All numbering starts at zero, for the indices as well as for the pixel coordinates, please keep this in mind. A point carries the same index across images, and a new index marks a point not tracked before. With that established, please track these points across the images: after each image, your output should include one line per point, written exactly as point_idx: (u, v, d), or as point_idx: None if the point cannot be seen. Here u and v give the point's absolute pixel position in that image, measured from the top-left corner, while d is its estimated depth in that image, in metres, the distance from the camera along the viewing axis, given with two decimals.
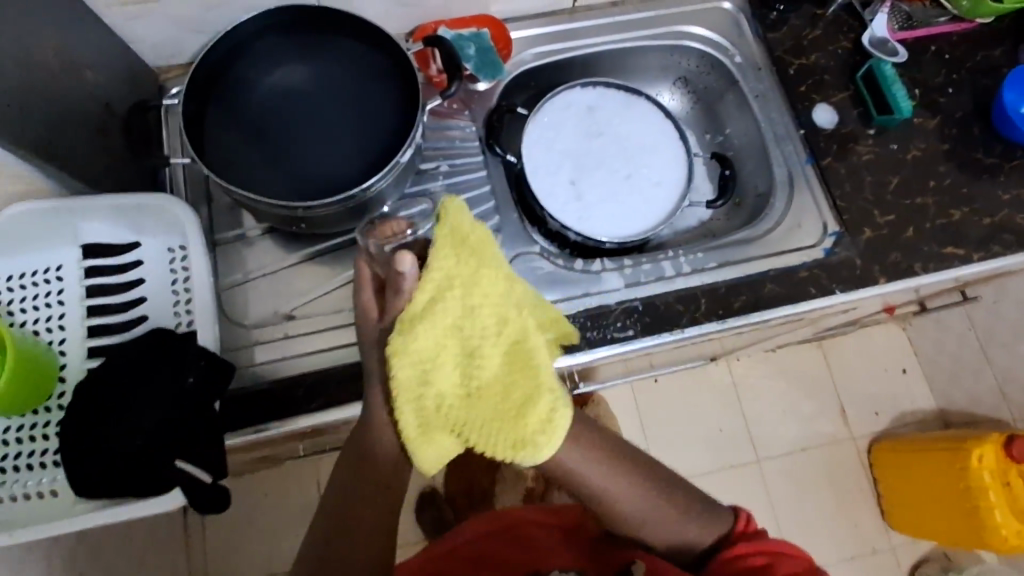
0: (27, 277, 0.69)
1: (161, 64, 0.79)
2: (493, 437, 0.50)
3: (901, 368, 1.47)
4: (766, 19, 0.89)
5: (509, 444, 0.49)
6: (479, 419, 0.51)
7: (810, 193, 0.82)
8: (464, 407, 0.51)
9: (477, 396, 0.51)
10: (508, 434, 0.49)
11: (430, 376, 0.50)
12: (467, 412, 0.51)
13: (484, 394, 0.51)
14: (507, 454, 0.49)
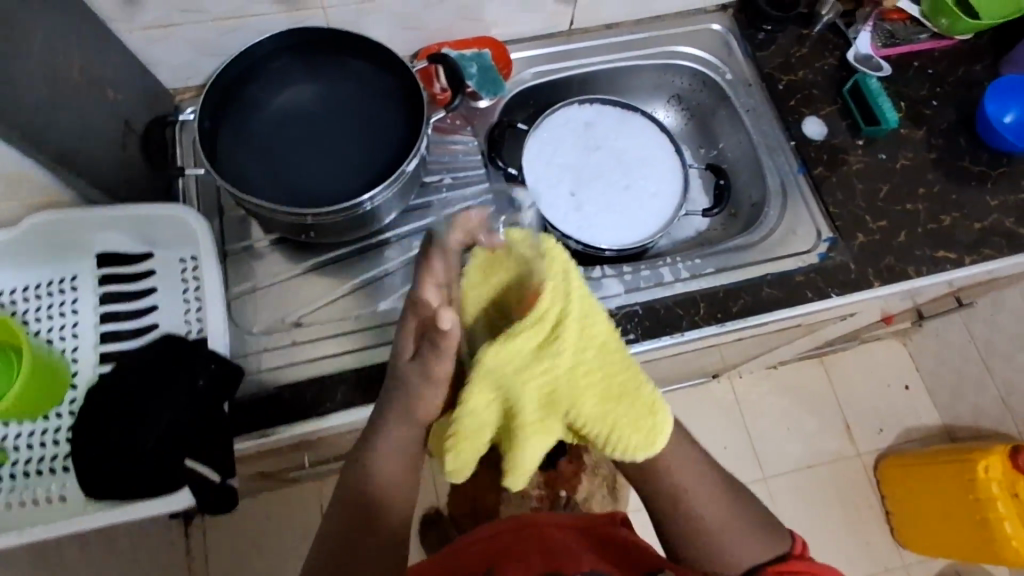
0: (43, 288, 0.72)
1: (177, 86, 0.82)
2: (602, 427, 0.54)
3: (904, 384, 1.47)
4: (754, 38, 0.93)
5: (620, 432, 0.54)
6: (586, 412, 0.55)
7: (803, 202, 0.85)
8: (566, 402, 0.55)
9: (582, 390, 0.55)
10: (621, 424, 0.54)
11: (539, 374, 0.54)
12: (574, 405, 0.54)
13: (587, 387, 0.55)
14: (618, 432, 0.54)
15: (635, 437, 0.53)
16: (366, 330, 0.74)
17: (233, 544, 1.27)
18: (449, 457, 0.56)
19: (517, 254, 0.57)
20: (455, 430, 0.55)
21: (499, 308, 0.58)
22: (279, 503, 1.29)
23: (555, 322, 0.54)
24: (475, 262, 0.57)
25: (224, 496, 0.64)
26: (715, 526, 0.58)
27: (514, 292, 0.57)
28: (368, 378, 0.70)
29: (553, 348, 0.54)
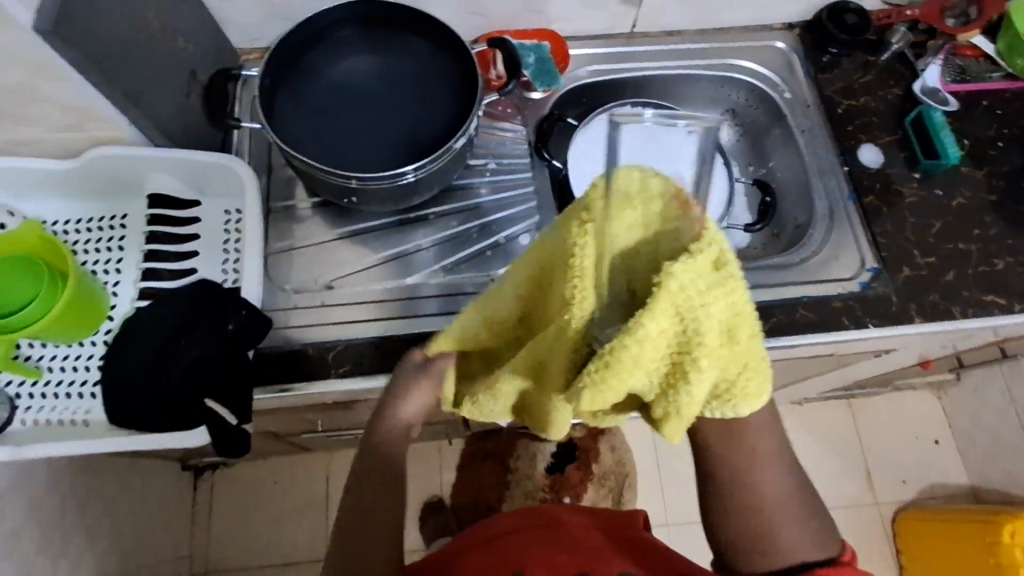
0: (95, 222, 0.75)
1: (243, 46, 0.85)
2: (734, 384, 0.42)
3: (933, 439, 1.42)
4: (818, 60, 0.91)
5: (752, 390, 0.42)
6: (728, 366, 0.42)
7: (851, 228, 0.82)
8: (722, 351, 0.41)
9: (739, 337, 0.41)
10: (752, 380, 0.42)
11: (700, 316, 0.40)
12: (720, 353, 0.41)
13: (740, 335, 0.41)
14: (755, 392, 0.42)
15: (757, 390, 0.42)
16: (394, 301, 0.75)
17: (237, 503, 1.29)
18: (584, 392, 0.42)
19: (663, 185, 0.40)
20: (601, 363, 0.40)
21: (641, 248, 0.41)
22: (288, 470, 1.32)
23: (722, 253, 0.40)
24: (616, 188, 0.41)
25: (235, 441, 0.65)
26: (772, 507, 0.53)
27: (670, 229, 0.40)
28: (391, 347, 0.71)
29: (722, 279, 0.40)
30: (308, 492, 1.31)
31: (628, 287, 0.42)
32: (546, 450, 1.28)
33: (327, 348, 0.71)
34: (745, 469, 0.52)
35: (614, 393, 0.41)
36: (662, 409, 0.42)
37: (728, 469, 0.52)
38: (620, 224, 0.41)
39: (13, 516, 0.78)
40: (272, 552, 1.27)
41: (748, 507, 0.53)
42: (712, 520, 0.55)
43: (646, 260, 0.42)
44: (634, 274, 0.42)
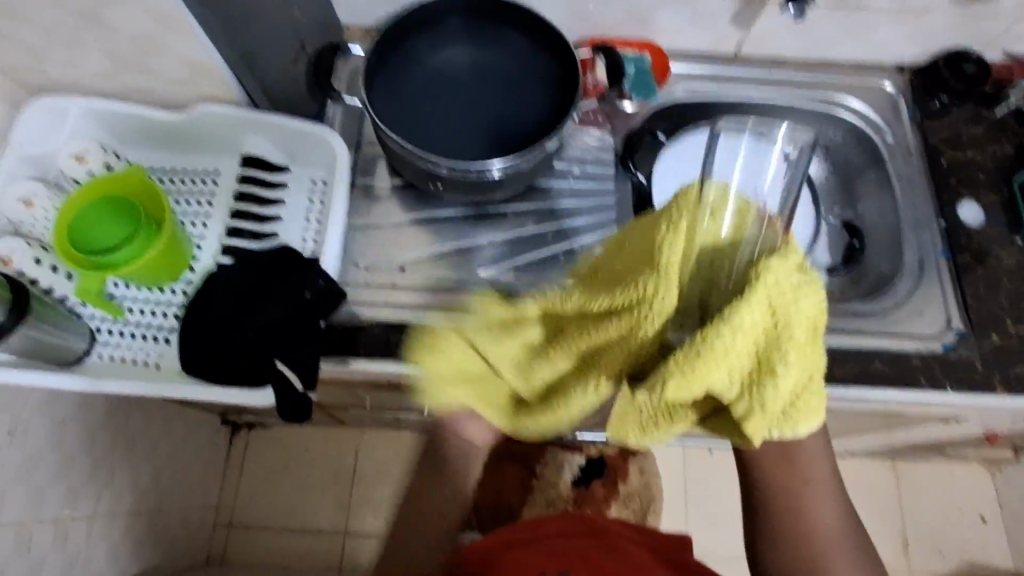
0: (188, 175, 0.77)
1: (349, 22, 0.86)
2: (803, 396, 0.48)
3: (980, 516, 1.35)
4: (927, 106, 0.88)
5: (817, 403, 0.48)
6: (802, 374, 0.47)
7: (939, 286, 0.79)
8: (798, 357, 0.47)
9: (811, 346, 0.47)
10: (814, 394, 0.48)
11: (785, 315, 0.46)
12: (799, 359, 0.47)
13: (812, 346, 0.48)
14: (818, 396, 0.48)
15: (817, 408, 0.48)
16: (462, 292, 0.76)
17: (267, 465, 1.32)
18: (674, 375, 0.45)
19: (748, 218, 0.53)
20: (698, 349, 0.45)
21: (723, 256, 0.51)
22: (321, 440, 1.34)
23: (802, 265, 0.49)
24: (711, 200, 0.53)
25: (299, 407, 0.66)
26: (827, 539, 0.55)
27: (752, 242, 0.51)
28: None
29: (808, 283, 0.47)
30: (336, 465, 1.33)
31: (710, 289, 0.51)
32: (573, 462, 1.26)
33: (391, 330, 0.70)
34: (796, 495, 0.56)
35: (713, 376, 0.46)
36: (743, 405, 0.47)
37: (788, 495, 0.56)
38: (713, 234, 0.51)
39: (70, 442, 0.82)
40: (293, 517, 1.29)
41: (802, 538, 0.55)
42: (770, 552, 0.56)
43: (733, 265, 0.51)
44: (719, 278, 0.51)
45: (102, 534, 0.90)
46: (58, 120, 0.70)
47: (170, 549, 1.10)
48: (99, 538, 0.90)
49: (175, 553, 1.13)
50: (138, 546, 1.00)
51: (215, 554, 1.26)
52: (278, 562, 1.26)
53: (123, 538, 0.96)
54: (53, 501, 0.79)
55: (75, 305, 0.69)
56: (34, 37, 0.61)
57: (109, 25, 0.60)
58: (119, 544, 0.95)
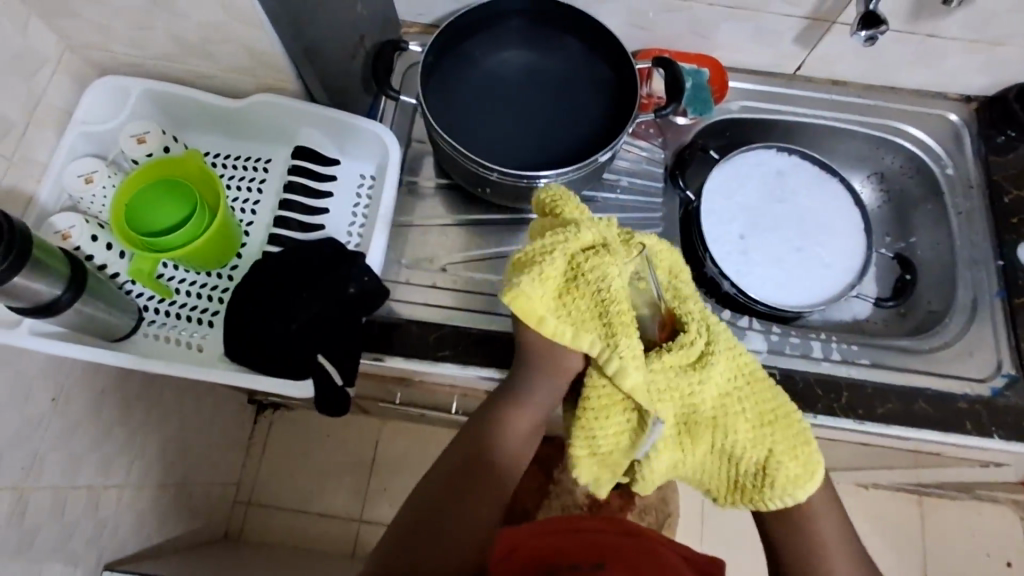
0: (240, 161, 0.78)
1: (407, 19, 0.86)
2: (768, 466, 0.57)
3: (1005, 561, 1.30)
4: (992, 140, 0.85)
5: (785, 473, 0.56)
6: (744, 445, 0.57)
7: (992, 329, 0.77)
8: (728, 428, 0.58)
9: (742, 420, 0.58)
10: (788, 457, 0.56)
11: (699, 392, 0.58)
12: (731, 434, 0.57)
13: (745, 414, 0.58)
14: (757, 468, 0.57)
15: (802, 471, 0.56)
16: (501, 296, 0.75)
17: (290, 446, 1.34)
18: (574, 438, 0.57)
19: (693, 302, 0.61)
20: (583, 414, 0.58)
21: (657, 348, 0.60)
22: (343, 426, 1.36)
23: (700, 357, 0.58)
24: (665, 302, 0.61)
25: (335, 401, 0.66)
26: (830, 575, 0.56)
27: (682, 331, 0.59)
28: (492, 341, 0.70)
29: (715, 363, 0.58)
30: (356, 453, 1.34)
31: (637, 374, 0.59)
32: None
33: (427, 329, 0.70)
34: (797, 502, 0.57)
35: (605, 445, 0.57)
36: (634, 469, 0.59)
37: (787, 520, 0.57)
38: (608, 267, 0.56)
39: (107, 412, 0.83)
40: (311, 501, 1.31)
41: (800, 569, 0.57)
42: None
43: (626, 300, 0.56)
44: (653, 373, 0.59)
45: (129, 504, 0.92)
46: (120, 100, 0.72)
47: (189, 523, 1.12)
48: (127, 508, 0.91)
49: (195, 527, 1.15)
50: (162, 518, 1.02)
51: (233, 529, 1.28)
52: (292, 543, 1.27)
53: (149, 509, 0.97)
54: (87, 468, 0.81)
55: (125, 283, 0.71)
56: (103, 16, 0.62)
57: (179, 11, 0.60)
58: (145, 514, 0.96)
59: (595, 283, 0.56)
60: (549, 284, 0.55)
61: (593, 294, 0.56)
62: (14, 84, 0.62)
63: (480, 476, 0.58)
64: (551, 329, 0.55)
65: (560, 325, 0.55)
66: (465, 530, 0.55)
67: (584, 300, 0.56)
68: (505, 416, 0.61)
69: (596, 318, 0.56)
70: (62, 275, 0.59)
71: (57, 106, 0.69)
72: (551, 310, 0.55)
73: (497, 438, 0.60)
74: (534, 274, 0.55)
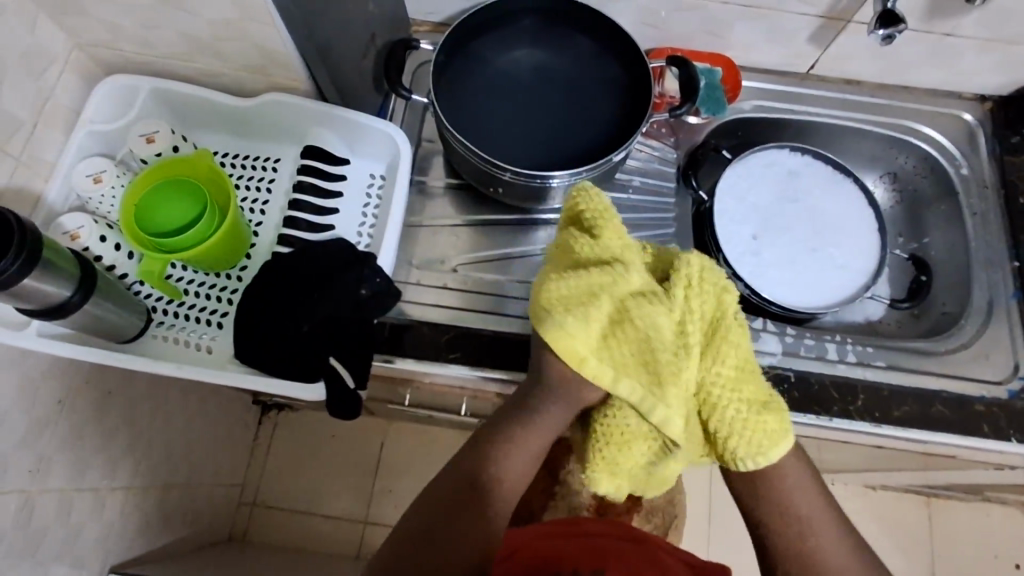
0: (249, 160, 0.78)
1: (417, 17, 0.85)
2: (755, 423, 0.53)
3: (1014, 563, 1.29)
4: (1007, 140, 0.84)
5: (765, 428, 0.53)
6: (733, 402, 0.54)
7: (1008, 330, 0.76)
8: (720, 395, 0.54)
9: (726, 359, 0.55)
10: (763, 412, 0.54)
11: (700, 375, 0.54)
12: (716, 388, 0.54)
13: (736, 379, 0.55)
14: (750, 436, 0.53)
15: (778, 427, 0.53)
16: (513, 297, 0.75)
17: (295, 447, 1.33)
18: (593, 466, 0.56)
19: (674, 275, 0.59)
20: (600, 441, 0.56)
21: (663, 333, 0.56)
22: (349, 427, 1.35)
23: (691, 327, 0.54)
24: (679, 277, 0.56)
25: (348, 404, 0.66)
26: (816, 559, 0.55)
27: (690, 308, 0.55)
28: (503, 344, 0.69)
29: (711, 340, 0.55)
30: (361, 453, 1.33)
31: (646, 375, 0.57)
32: None
33: (439, 330, 0.69)
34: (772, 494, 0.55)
35: (612, 452, 0.56)
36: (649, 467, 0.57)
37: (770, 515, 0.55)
38: (656, 313, 0.53)
39: (114, 414, 0.83)
40: (317, 502, 1.30)
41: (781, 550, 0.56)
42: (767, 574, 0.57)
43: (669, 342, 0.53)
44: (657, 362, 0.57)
45: (135, 507, 0.91)
46: (129, 99, 0.71)
47: (194, 524, 1.11)
48: (132, 510, 0.90)
49: (200, 528, 1.14)
50: (167, 520, 1.01)
51: (238, 530, 1.28)
52: (296, 545, 1.27)
53: (154, 512, 0.96)
54: (94, 470, 0.80)
55: (133, 284, 0.70)
56: (113, 15, 0.62)
57: (190, 9, 0.59)
58: (150, 517, 0.95)
59: (640, 325, 0.53)
60: (593, 327, 0.53)
61: (638, 338, 0.53)
62: (23, 82, 0.62)
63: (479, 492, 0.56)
64: (590, 370, 0.53)
65: (600, 367, 0.53)
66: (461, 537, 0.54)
67: (628, 347, 0.54)
68: (512, 432, 0.58)
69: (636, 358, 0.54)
70: (68, 276, 0.58)
71: (65, 105, 0.68)
72: (594, 351, 0.54)
73: (497, 454, 0.58)
74: (580, 315, 0.53)
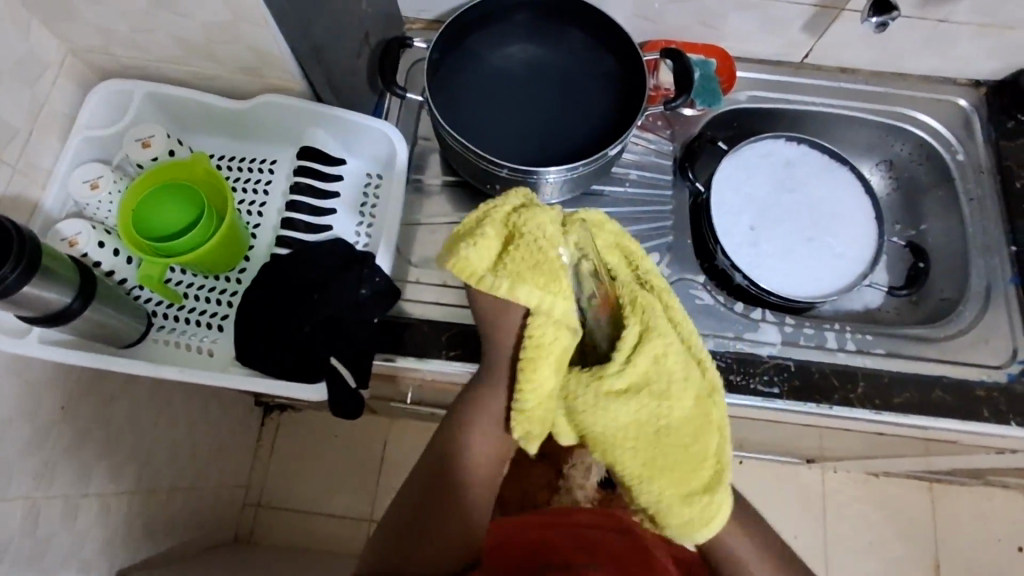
0: (245, 162, 0.78)
1: (410, 15, 0.85)
2: (678, 504, 0.51)
3: (1017, 546, 1.30)
4: (1002, 125, 0.84)
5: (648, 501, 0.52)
6: (664, 468, 0.52)
7: (1006, 315, 0.76)
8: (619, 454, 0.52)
9: (675, 419, 0.52)
10: (693, 497, 0.51)
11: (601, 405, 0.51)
12: (615, 452, 0.52)
13: (640, 449, 0.52)
14: (669, 497, 0.52)
15: (705, 516, 0.51)
16: None
17: (298, 448, 1.34)
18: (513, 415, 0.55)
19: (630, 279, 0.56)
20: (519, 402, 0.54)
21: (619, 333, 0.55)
22: (350, 427, 1.36)
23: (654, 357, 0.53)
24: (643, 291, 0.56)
25: (350, 403, 0.66)
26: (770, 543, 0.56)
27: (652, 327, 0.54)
28: None
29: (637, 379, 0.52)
30: (364, 452, 1.34)
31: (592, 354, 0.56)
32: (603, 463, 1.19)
33: (439, 328, 0.70)
34: None
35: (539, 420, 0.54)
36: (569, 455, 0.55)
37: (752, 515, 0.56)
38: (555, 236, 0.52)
39: (118, 418, 0.83)
40: (321, 501, 1.31)
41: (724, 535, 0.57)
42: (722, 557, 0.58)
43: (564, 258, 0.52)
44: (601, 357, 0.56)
45: (140, 511, 0.91)
46: (125, 103, 0.71)
47: (199, 526, 1.12)
48: (137, 514, 0.90)
49: (205, 530, 1.14)
50: (173, 523, 1.01)
51: (244, 532, 1.28)
52: (299, 544, 1.27)
53: (159, 515, 0.96)
54: (98, 475, 0.80)
55: (133, 289, 0.70)
56: (106, 20, 0.61)
57: (184, 12, 0.59)
58: (155, 521, 0.95)
59: (533, 238, 0.50)
60: (491, 244, 0.51)
61: (532, 250, 0.50)
62: (18, 90, 0.62)
63: (446, 482, 0.57)
64: (487, 286, 0.50)
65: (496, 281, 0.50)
66: (438, 534, 0.54)
67: (524, 258, 0.50)
68: (463, 415, 0.59)
69: (533, 268, 0.50)
70: (69, 283, 0.58)
71: (61, 111, 0.68)
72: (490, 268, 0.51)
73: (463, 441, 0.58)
74: (474, 235, 0.50)
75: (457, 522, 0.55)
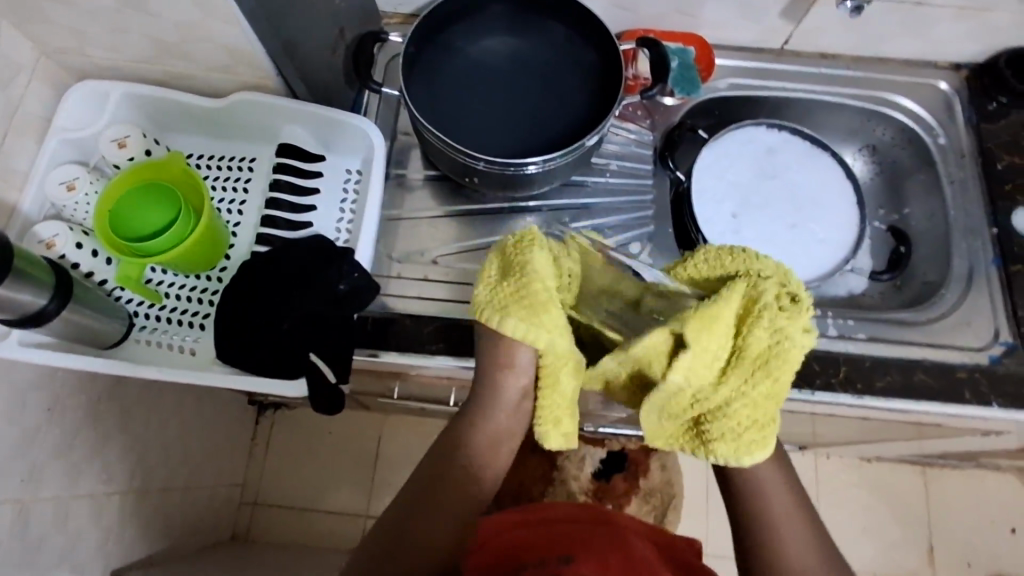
0: (224, 161, 0.77)
1: (388, 10, 0.85)
2: (743, 433, 0.49)
3: (1010, 527, 1.31)
4: (983, 107, 0.84)
5: (751, 437, 0.49)
6: (747, 402, 0.49)
7: (989, 297, 0.76)
8: (760, 388, 0.49)
9: (776, 367, 0.48)
10: (752, 431, 0.49)
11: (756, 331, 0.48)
12: (748, 386, 0.49)
13: (780, 389, 0.49)
14: (743, 427, 0.49)
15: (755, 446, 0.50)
16: None
17: (293, 445, 1.34)
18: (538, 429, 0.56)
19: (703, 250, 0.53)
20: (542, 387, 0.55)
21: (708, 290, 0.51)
22: (344, 423, 1.36)
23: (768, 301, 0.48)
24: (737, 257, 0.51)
25: (331, 398, 0.67)
26: (780, 542, 0.53)
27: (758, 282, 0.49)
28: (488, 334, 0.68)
29: (795, 323, 0.48)
30: (358, 449, 1.34)
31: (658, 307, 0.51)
32: (597, 454, 1.11)
33: (422, 322, 0.69)
34: (737, 486, 0.55)
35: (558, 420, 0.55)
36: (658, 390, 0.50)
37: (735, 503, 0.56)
38: (547, 262, 0.52)
39: (107, 419, 0.83)
40: (316, 498, 1.31)
41: (748, 538, 0.55)
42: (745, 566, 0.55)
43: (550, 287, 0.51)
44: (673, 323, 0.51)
45: (133, 512, 0.91)
46: (100, 104, 0.71)
47: (194, 525, 1.12)
48: (130, 514, 0.90)
49: (201, 529, 1.15)
50: (167, 522, 1.01)
51: (240, 530, 1.29)
52: (297, 540, 1.28)
53: (152, 515, 0.96)
54: (89, 477, 0.80)
55: (113, 289, 0.70)
56: (75, 20, 0.61)
57: (153, 11, 0.59)
58: (149, 521, 0.96)
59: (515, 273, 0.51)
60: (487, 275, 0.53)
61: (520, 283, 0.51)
62: None
63: (441, 481, 0.57)
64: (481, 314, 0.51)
65: (486, 307, 0.51)
66: (431, 535, 0.54)
67: (511, 287, 0.51)
68: (474, 417, 0.59)
69: (518, 301, 0.51)
70: (45, 285, 0.58)
71: (37, 114, 0.68)
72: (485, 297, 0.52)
73: (466, 444, 0.58)
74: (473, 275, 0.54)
75: (452, 523, 0.55)
